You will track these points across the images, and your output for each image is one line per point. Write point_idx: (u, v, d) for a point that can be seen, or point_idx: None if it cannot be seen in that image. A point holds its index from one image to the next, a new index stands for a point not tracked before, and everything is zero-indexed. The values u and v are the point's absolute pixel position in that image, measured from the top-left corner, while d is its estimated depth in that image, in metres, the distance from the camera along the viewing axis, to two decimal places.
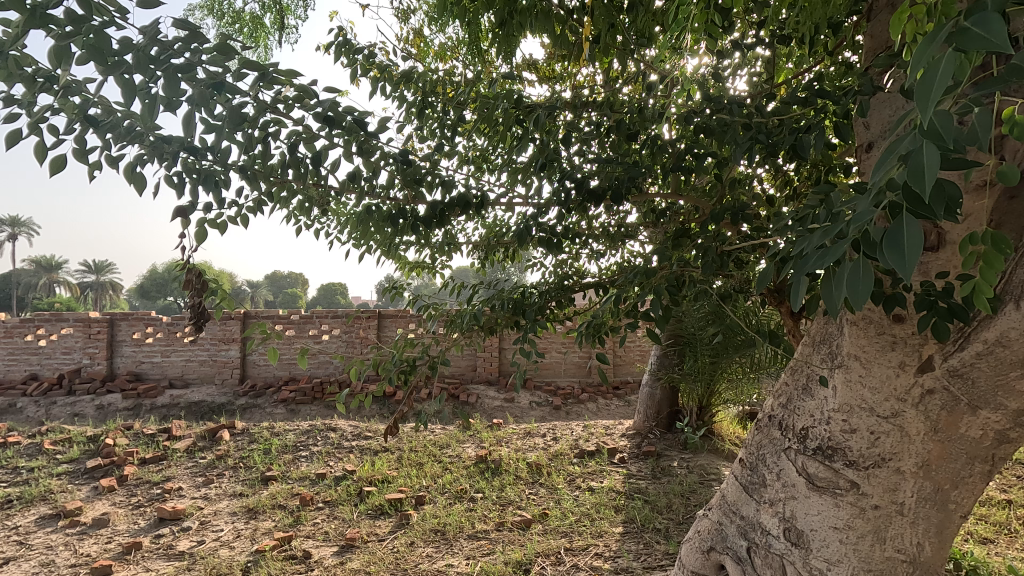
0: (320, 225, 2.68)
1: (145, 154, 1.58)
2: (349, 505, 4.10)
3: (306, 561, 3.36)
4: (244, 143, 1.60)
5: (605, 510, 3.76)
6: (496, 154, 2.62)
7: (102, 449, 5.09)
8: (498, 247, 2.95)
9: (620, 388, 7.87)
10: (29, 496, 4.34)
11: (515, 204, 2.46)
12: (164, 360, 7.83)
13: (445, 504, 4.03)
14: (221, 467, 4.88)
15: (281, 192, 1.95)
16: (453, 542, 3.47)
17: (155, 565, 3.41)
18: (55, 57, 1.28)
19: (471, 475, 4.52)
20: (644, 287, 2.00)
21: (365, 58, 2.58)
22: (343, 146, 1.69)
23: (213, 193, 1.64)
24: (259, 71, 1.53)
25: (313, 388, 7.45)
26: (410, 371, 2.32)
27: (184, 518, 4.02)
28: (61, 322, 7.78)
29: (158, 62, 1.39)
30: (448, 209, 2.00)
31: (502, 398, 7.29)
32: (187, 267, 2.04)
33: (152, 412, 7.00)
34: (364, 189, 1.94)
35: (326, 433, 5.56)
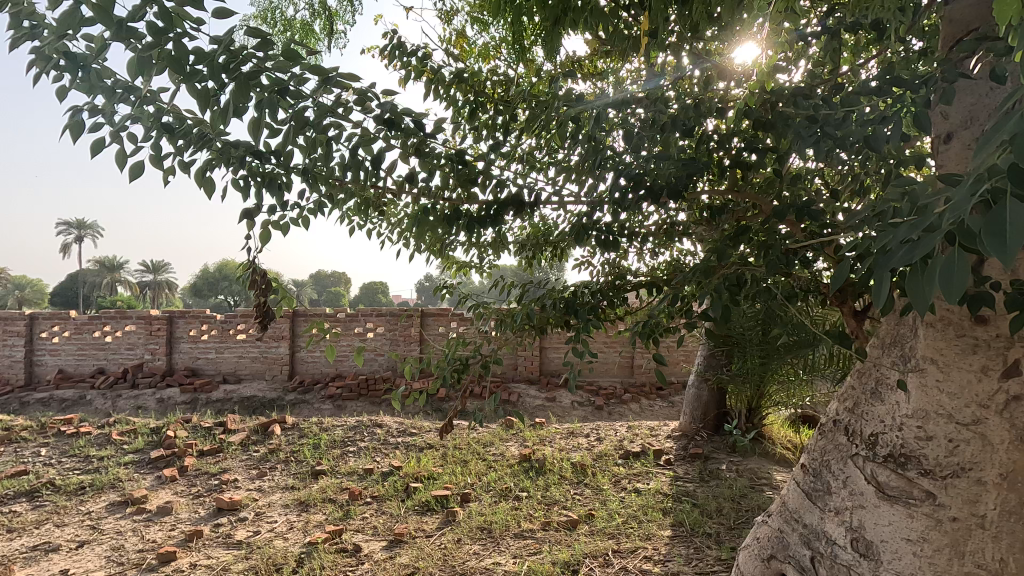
0: (372, 226, 2.74)
1: (213, 158, 1.66)
2: (396, 500, 4.18)
3: (356, 554, 3.43)
4: (306, 147, 1.64)
5: (652, 512, 3.70)
6: (548, 153, 2.61)
7: (164, 441, 5.35)
8: (545, 246, 2.94)
9: (664, 389, 7.75)
10: (100, 483, 4.60)
11: (567, 204, 2.44)
12: (219, 356, 8.16)
13: (490, 502, 4.05)
14: (273, 461, 5.06)
15: (339, 193, 1.98)
16: (500, 541, 3.49)
17: (215, 553, 3.55)
18: (137, 67, 1.35)
19: (516, 474, 4.53)
20: (703, 286, 1.94)
21: (418, 60, 2.61)
22: (401, 148, 1.71)
23: (276, 196, 1.70)
24: (322, 76, 1.56)
25: (359, 385, 7.63)
26: (462, 370, 2.32)
27: (241, 508, 4.18)
28: (125, 319, 8.22)
29: (227, 70, 1.45)
30: (501, 208, 1.99)
31: (544, 398, 7.30)
32: (252, 267, 2.13)
33: (208, 407, 7.31)
34: (420, 190, 1.96)
35: (372, 428, 5.69)
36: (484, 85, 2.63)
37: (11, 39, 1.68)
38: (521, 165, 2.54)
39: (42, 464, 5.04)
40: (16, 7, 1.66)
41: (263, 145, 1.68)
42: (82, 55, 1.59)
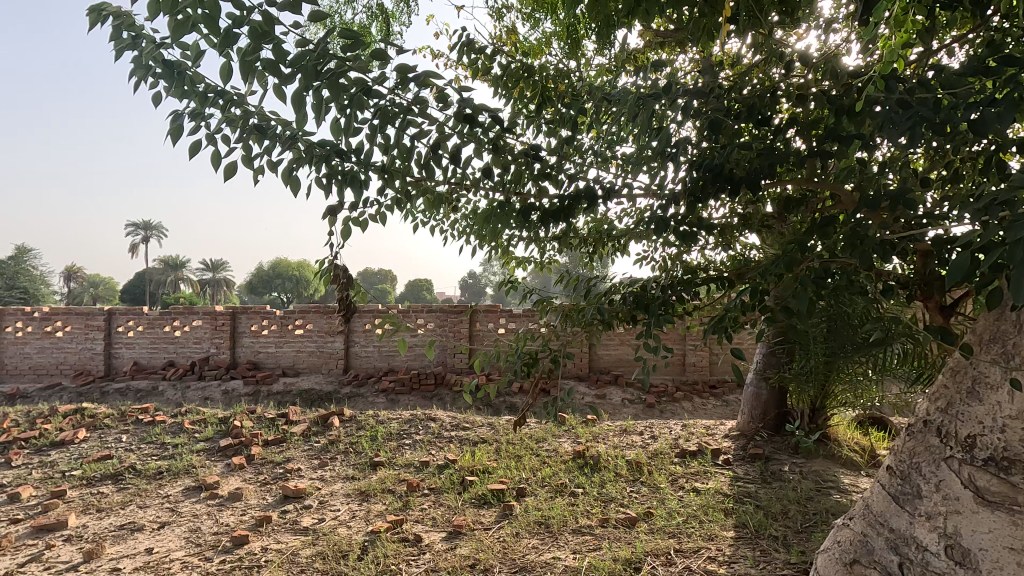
0: (437, 221, 2.80)
1: (298, 157, 1.75)
2: (453, 493, 4.24)
3: (418, 544, 3.51)
4: (385, 145, 1.70)
5: (713, 512, 3.62)
6: (615, 147, 2.59)
7: (232, 430, 5.62)
8: (608, 242, 2.92)
9: (717, 388, 7.56)
10: (176, 469, 4.88)
11: (638, 198, 2.42)
12: (279, 350, 8.49)
13: (546, 498, 4.06)
14: (333, 451, 5.22)
15: (412, 190, 2.05)
16: (559, 536, 3.50)
17: (284, 538, 3.70)
18: (245, 70, 1.47)
19: (570, 470, 4.52)
20: (785, 278, 1.89)
21: (485, 56, 2.65)
22: (475, 144, 1.74)
23: (355, 193, 1.77)
24: (402, 75, 1.62)
25: (412, 379, 7.79)
26: (531, 364, 2.33)
27: (306, 496, 4.34)
28: (193, 315, 8.67)
29: (312, 71, 1.50)
30: (573, 203, 1.99)
31: (594, 395, 7.25)
32: (332, 263, 2.22)
33: (269, 399, 7.63)
34: (492, 186, 1.99)
35: (427, 422, 5.80)
36: (545, 81, 2.65)
37: (114, 50, 1.81)
38: (588, 159, 2.53)
39: (123, 449, 5.38)
40: (119, 20, 1.80)
41: (346, 144, 1.76)
42: (177, 62, 1.72)
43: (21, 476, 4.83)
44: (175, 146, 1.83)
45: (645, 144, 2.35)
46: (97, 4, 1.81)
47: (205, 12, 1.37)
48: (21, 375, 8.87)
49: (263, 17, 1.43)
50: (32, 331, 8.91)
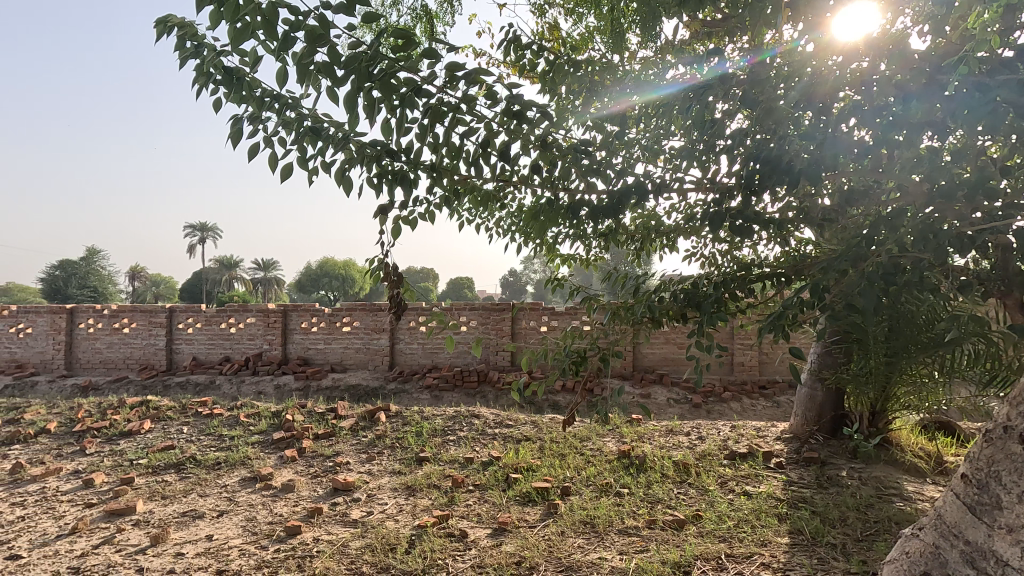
0: (484, 220, 2.82)
1: (350, 157, 1.79)
2: (498, 490, 4.26)
3: (463, 539, 3.54)
4: (434, 143, 1.72)
5: (766, 517, 3.50)
6: (664, 141, 2.53)
7: (284, 424, 5.82)
8: (656, 238, 2.87)
9: (767, 388, 7.32)
10: (233, 460, 5.09)
11: (689, 192, 2.36)
12: (327, 347, 8.74)
13: (591, 497, 4.02)
14: (380, 446, 5.33)
15: (461, 187, 2.06)
16: (604, 536, 3.46)
17: (335, 530, 3.81)
18: (301, 73, 1.52)
19: (615, 470, 4.46)
20: (850, 275, 1.80)
21: (533, 53, 2.64)
22: (523, 141, 1.74)
23: (406, 192, 1.79)
24: (452, 74, 1.63)
25: (455, 376, 7.88)
26: (580, 363, 2.30)
27: (354, 489, 4.45)
28: (247, 313, 9.03)
29: (364, 73, 1.53)
30: (623, 199, 1.95)
31: (638, 394, 7.15)
32: (382, 261, 2.26)
33: (319, 394, 7.87)
34: (540, 183, 1.98)
35: (471, 419, 5.85)
36: (591, 76, 2.62)
37: (178, 59, 1.90)
38: (636, 153, 2.47)
39: (185, 440, 5.66)
40: (183, 30, 1.88)
41: (396, 144, 1.79)
42: (237, 68, 1.79)
43: (94, 463, 5.15)
44: (234, 150, 1.90)
45: (696, 136, 2.28)
46: (164, 17, 1.90)
47: (263, 19, 1.42)
48: (92, 369, 9.46)
49: (317, 21, 1.46)
50: (102, 327, 9.49)
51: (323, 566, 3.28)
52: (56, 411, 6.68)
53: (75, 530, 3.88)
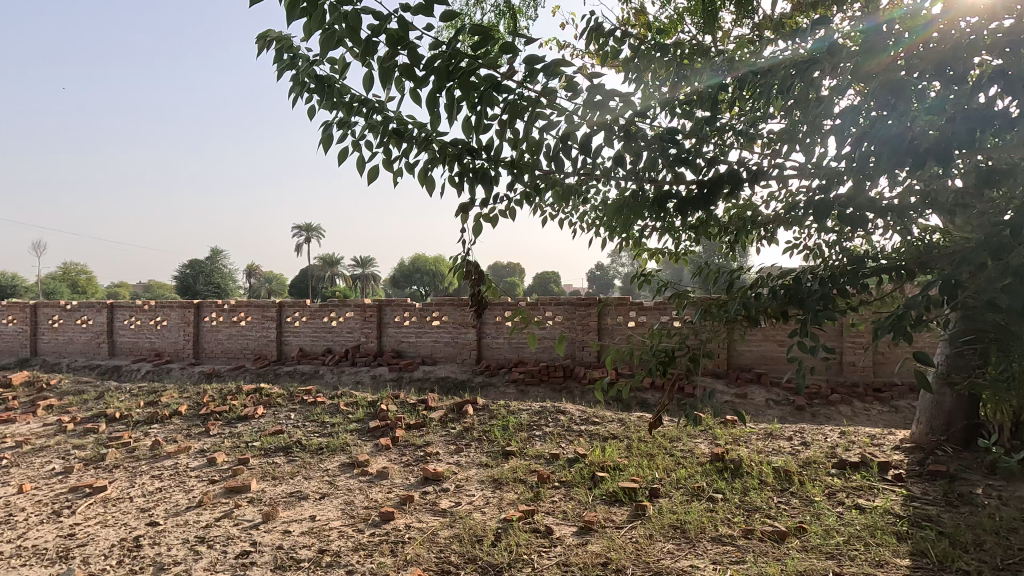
0: (566, 215, 2.77)
1: (433, 157, 1.82)
2: (584, 487, 4.21)
3: (549, 536, 3.53)
4: (514, 139, 1.70)
5: (883, 535, 3.17)
6: (761, 124, 2.35)
7: (379, 413, 6.13)
8: (751, 230, 2.67)
9: (883, 391, 6.66)
10: (333, 446, 5.44)
11: (790, 180, 2.17)
12: (419, 340, 9.09)
13: (682, 501, 3.85)
14: (468, 438, 5.46)
15: (541, 183, 2.03)
16: (696, 543, 3.30)
17: (425, 518, 3.94)
18: (383, 77, 1.56)
19: (708, 473, 4.24)
20: (992, 271, 1.56)
21: (615, 41, 2.55)
22: (606, 133, 1.67)
23: (486, 189, 1.79)
24: (531, 67, 1.60)
25: (541, 370, 7.86)
26: (668, 363, 2.16)
27: (444, 479, 4.59)
28: (346, 307, 9.61)
29: (442, 71, 1.54)
30: (715, 190, 1.83)
31: (734, 394, 6.77)
32: (465, 259, 2.29)
33: (411, 385, 8.20)
34: (624, 175, 1.90)
35: (556, 415, 5.84)
36: (679, 59, 2.47)
37: (276, 71, 2.02)
38: (730, 140, 2.31)
39: (292, 425, 6.12)
40: (280, 43, 2.00)
41: (477, 142, 1.79)
42: (329, 76, 1.88)
43: (217, 444, 5.71)
44: (326, 155, 2.00)
45: (798, 118, 2.09)
46: (263, 32, 2.03)
47: (347, 26, 1.46)
48: (216, 358, 10.50)
49: (398, 24, 1.49)
50: (223, 320, 10.50)
51: (414, 553, 3.41)
52: (187, 395, 7.49)
53: (201, 503, 4.32)
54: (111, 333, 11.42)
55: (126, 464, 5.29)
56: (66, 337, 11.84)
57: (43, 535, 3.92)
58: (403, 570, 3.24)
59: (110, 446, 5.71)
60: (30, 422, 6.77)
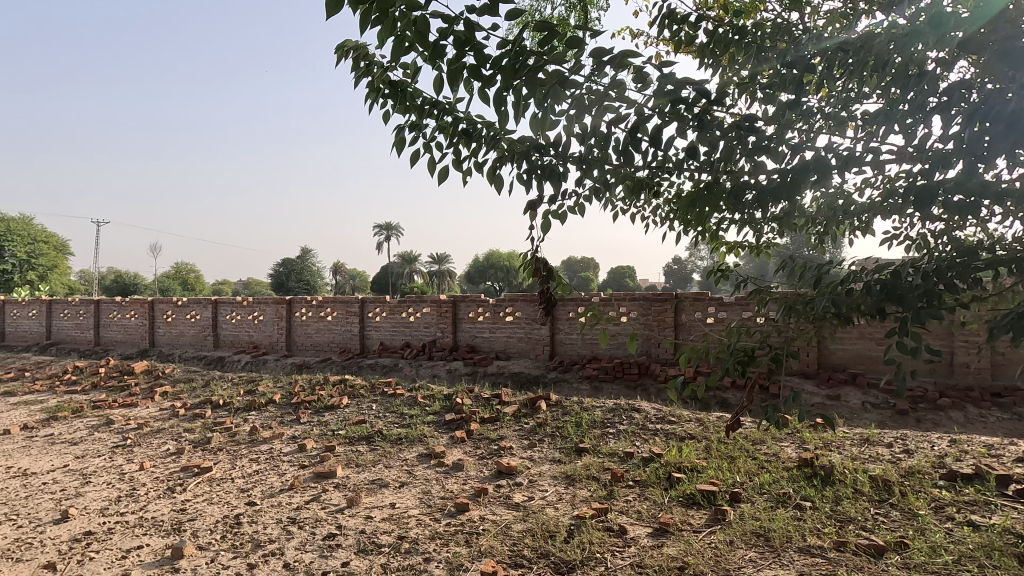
0: (638, 209, 2.70)
1: (502, 156, 1.84)
2: (659, 488, 4.10)
3: (623, 536, 3.47)
4: (583, 134, 1.67)
5: (1002, 557, 2.84)
6: (854, 105, 2.16)
7: (455, 406, 6.30)
8: (842, 220, 2.48)
9: (1003, 396, 5.97)
10: (411, 437, 5.64)
11: (886, 165, 1.99)
12: (493, 335, 9.24)
13: (765, 507, 3.66)
14: (541, 433, 5.48)
15: (611, 178, 2.00)
16: (781, 554, 3.12)
17: (499, 511, 4.00)
18: (451, 79, 1.60)
19: (795, 480, 4.00)
20: None
21: (689, 26, 2.44)
22: (678, 124, 1.61)
23: (555, 186, 1.78)
24: (599, 59, 1.56)
25: (615, 367, 7.74)
26: (748, 362, 2.04)
27: (517, 473, 4.63)
28: (423, 303, 9.95)
29: (511, 69, 1.55)
30: (800, 178, 1.71)
31: (825, 395, 6.34)
32: (533, 257, 2.29)
33: (485, 379, 8.35)
34: (698, 166, 1.82)
35: (631, 413, 5.73)
36: (759, 40, 2.33)
37: (353, 79, 2.12)
38: (816, 125, 2.15)
39: (374, 415, 6.42)
40: (356, 52, 2.09)
41: (544, 138, 1.78)
42: (402, 81, 1.95)
43: (307, 431, 6.10)
44: (399, 157, 2.07)
45: (895, 98, 1.91)
46: (341, 42, 2.13)
47: (416, 31, 1.51)
48: (305, 350, 11.21)
49: (464, 26, 1.51)
50: (311, 315, 11.19)
51: (488, 544, 3.47)
52: (280, 385, 8.06)
53: (293, 486, 4.65)
54: (215, 327, 12.50)
55: (228, 447, 5.78)
56: (178, 330, 13.09)
57: (159, 508, 4.37)
58: (477, 561, 3.31)
59: (215, 430, 6.27)
60: (149, 407, 7.56)
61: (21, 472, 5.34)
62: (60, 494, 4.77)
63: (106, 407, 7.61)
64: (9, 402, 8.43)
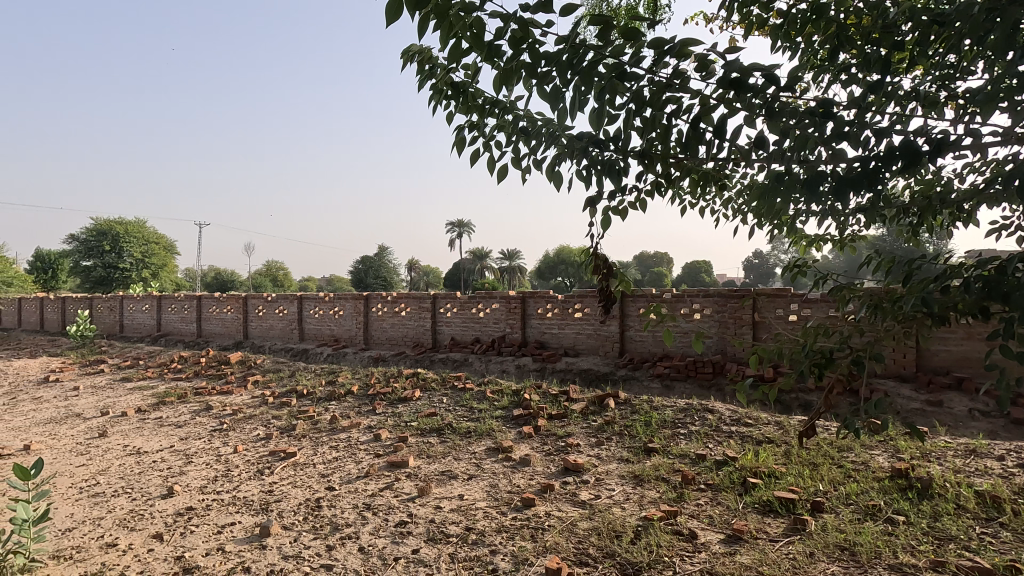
0: (708, 201, 2.59)
1: (561, 152, 1.83)
2: (733, 493, 3.92)
3: (693, 541, 3.36)
4: (644, 127, 1.63)
5: None
6: (953, 84, 1.95)
7: (522, 402, 6.34)
8: (940, 210, 2.23)
9: None
10: (480, 431, 5.75)
11: (989, 148, 1.78)
12: (562, 331, 9.21)
13: (852, 519, 3.41)
14: (609, 431, 5.40)
15: (676, 171, 1.93)
16: (869, 571, 2.90)
17: (565, 508, 3.99)
18: (506, 79, 1.61)
19: (886, 491, 3.70)
20: None
21: (761, 5, 2.30)
22: (745, 112, 1.52)
23: (615, 181, 1.75)
24: (659, 49, 1.51)
25: (688, 366, 7.48)
26: (827, 365, 1.90)
27: (584, 471, 4.60)
28: (493, 299, 10.10)
29: (570, 66, 1.54)
30: (885, 164, 1.57)
31: (924, 401, 5.81)
32: (594, 252, 2.25)
33: (554, 375, 8.35)
34: (768, 156, 1.72)
35: (704, 414, 5.52)
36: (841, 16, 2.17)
37: (418, 82, 2.18)
38: (907, 108, 1.96)
39: (444, 408, 6.59)
40: (420, 55, 2.14)
41: (604, 133, 1.75)
42: (463, 82, 1.98)
43: (382, 421, 6.38)
44: (460, 157, 2.11)
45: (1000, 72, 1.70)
46: (406, 47, 2.19)
47: (473, 33, 1.53)
48: (381, 344, 11.70)
49: (519, 24, 1.51)
50: (387, 310, 11.65)
51: (553, 540, 3.48)
52: (358, 377, 8.47)
53: (368, 474, 4.87)
54: (301, 321, 13.32)
55: (311, 434, 6.15)
56: (267, 324, 14.06)
57: (250, 489, 4.73)
58: (542, 556, 3.33)
59: (299, 418, 6.69)
60: (242, 394, 8.19)
61: (136, 450, 5.96)
62: (167, 472, 5.27)
63: (206, 394, 8.32)
64: (127, 387, 9.42)
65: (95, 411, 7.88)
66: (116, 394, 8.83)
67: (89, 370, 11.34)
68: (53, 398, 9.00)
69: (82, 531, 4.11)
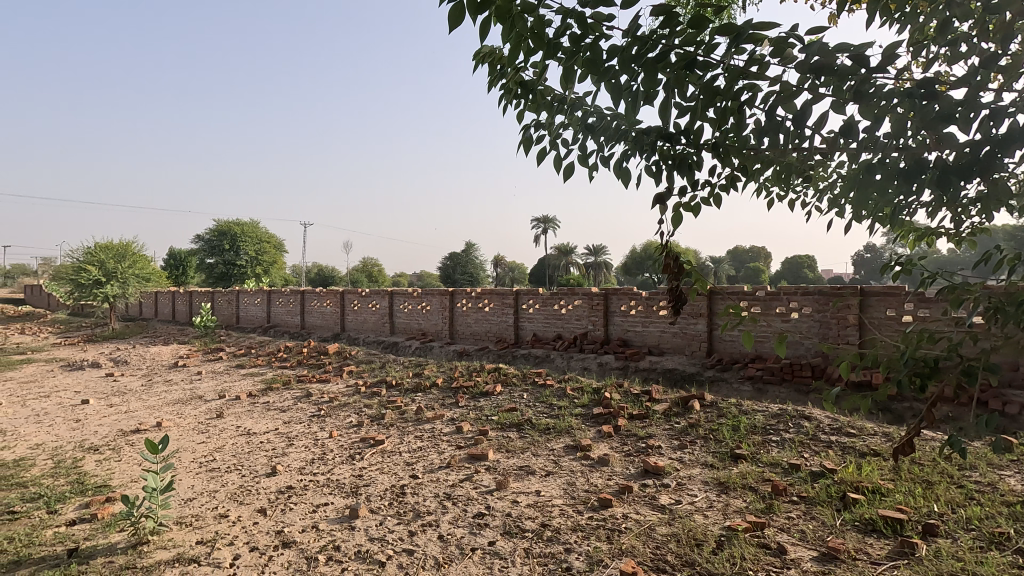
0: (796, 194, 2.38)
1: (630, 148, 1.78)
2: (830, 508, 3.63)
3: (781, 556, 3.15)
4: (717, 120, 1.54)
5: None
6: None
7: (602, 401, 6.26)
8: None
9: None
10: (559, 428, 5.75)
11: None
12: (646, 329, 8.97)
13: (972, 547, 3.04)
14: (693, 435, 5.19)
15: (754, 164, 1.81)
16: None
17: (643, 511, 3.89)
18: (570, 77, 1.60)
19: (1018, 518, 3.25)
20: None
21: None
22: (833, 96, 1.40)
23: (687, 176, 1.67)
24: (734, 33, 1.43)
25: (783, 369, 7.01)
26: (932, 375, 1.70)
27: (664, 474, 4.46)
28: (575, 296, 10.02)
29: (637, 58, 1.49)
30: (1003, 147, 1.38)
31: None
32: (665, 249, 2.16)
33: (637, 374, 8.15)
34: (859, 145, 1.57)
35: (799, 421, 5.15)
36: None
37: (488, 83, 2.20)
38: None
39: (525, 404, 6.66)
40: (490, 57, 2.17)
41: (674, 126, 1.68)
42: (532, 80, 1.98)
43: (464, 414, 6.56)
44: (528, 157, 2.11)
45: None
46: (476, 50, 2.22)
47: (536, 31, 1.52)
48: (466, 339, 12.01)
49: (585, 19, 1.49)
50: (471, 306, 11.93)
51: (629, 544, 3.41)
52: (443, 370, 8.77)
53: (450, 464, 5.03)
54: (391, 315, 14.00)
55: (398, 424, 6.46)
56: (362, 317, 14.91)
57: (342, 472, 5.06)
58: (617, 559, 3.27)
59: (388, 408, 7.05)
60: (339, 383, 8.77)
61: (246, 431, 6.57)
62: (272, 452, 5.77)
63: (307, 382, 9.00)
64: (241, 373, 10.44)
65: (214, 393, 8.79)
66: (231, 379, 9.79)
67: (211, 357, 12.65)
68: (182, 380, 10.15)
69: (200, 502, 4.60)
